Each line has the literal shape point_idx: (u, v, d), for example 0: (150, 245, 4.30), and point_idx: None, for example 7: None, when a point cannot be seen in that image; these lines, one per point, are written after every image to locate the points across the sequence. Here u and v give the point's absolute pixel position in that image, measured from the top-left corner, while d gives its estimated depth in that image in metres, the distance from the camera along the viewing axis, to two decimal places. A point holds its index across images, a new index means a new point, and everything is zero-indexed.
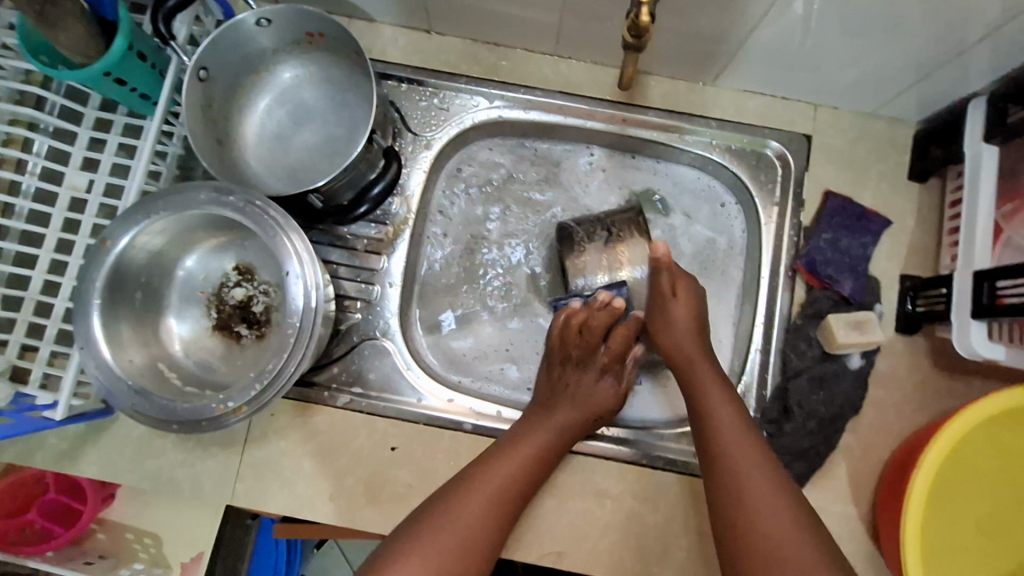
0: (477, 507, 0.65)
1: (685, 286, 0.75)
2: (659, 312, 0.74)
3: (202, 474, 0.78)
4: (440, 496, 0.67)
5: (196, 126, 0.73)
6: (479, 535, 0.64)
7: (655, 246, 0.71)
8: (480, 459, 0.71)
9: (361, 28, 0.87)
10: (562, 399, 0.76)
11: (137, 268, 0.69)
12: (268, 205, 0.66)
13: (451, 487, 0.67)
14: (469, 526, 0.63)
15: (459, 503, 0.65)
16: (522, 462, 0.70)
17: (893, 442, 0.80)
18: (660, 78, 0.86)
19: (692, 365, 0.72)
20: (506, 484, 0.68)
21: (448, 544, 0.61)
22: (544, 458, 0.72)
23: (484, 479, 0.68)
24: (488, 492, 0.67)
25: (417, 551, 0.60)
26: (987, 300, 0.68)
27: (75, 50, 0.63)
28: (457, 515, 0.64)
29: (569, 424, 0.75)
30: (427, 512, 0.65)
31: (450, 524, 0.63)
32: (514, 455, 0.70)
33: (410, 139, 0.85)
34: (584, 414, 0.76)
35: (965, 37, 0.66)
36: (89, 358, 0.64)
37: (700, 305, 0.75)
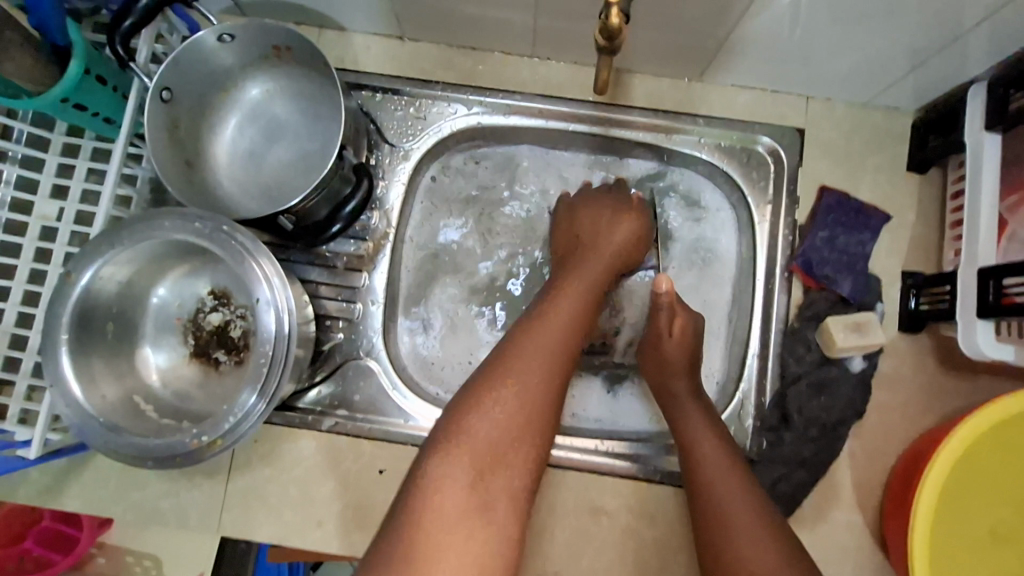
0: (545, 343, 0.59)
1: (683, 320, 0.73)
2: (654, 354, 0.74)
3: (187, 504, 0.76)
4: (498, 347, 0.59)
5: (161, 149, 0.71)
6: (544, 397, 0.56)
7: (659, 280, 0.72)
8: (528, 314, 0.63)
9: (332, 37, 0.85)
10: (585, 249, 0.72)
11: (106, 300, 0.67)
12: (234, 229, 0.64)
13: (505, 339, 0.60)
14: (536, 383, 0.56)
15: (525, 351, 0.57)
16: (575, 302, 0.65)
17: (898, 446, 0.77)
18: (643, 76, 0.83)
19: (677, 403, 0.71)
20: (559, 343, 0.60)
21: (524, 392, 0.55)
22: (584, 326, 0.64)
23: (532, 340, 0.59)
24: (550, 335, 0.60)
25: (494, 398, 0.54)
26: (992, 299, 0.65)
27: (28, 77, 0.60)
28: (512, 354, 0.57)
29: (596, 285, 0.68)
30: (486, 362, 0.58)
31: (518, 371, 0.56)
32: (557, 312, 0.62)
33: (388, 151, 0.82)
34: (611, 255, 0.72)
35: (963, 21, 0.62)
36: (59, 396, 0.62)
37: (698, 339, 0.74)
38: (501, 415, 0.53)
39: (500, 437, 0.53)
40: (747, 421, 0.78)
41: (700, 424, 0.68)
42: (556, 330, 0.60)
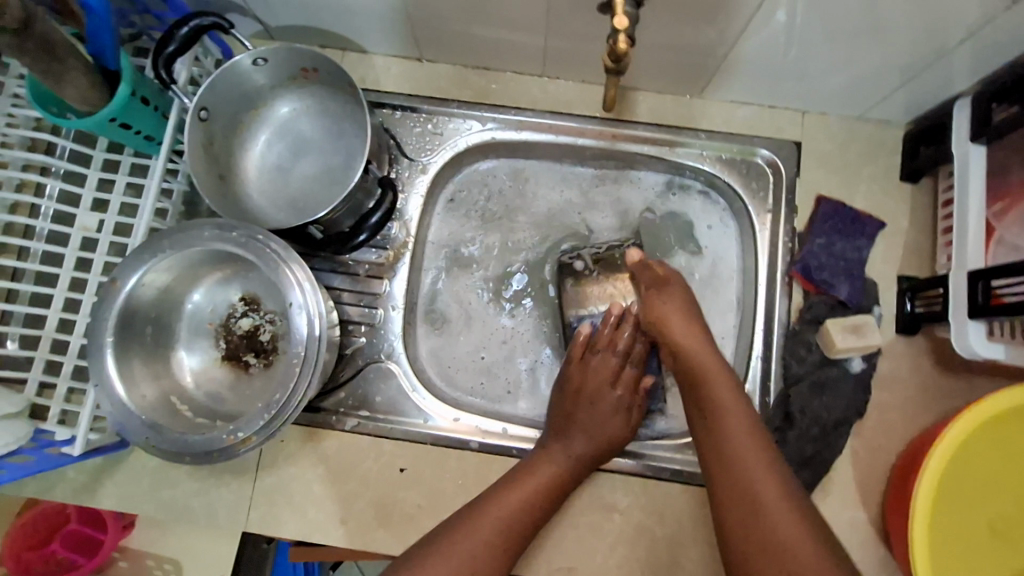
0: (513, 501, 0.70)
1: (665, 271, 0.81)
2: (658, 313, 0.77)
3: (216, 502, 0.80)
4: (477, 499, 0.71)
5: (199, 164, 0.76)
6: (515, 520, 0.69)
7: (631, 252, 0.83)
8: (506, 476, 0.74)
9: (354, 59, 0.90)
10: (575, 430, 0.77)
11: (146, 305, 0.71)
12: (269, 238, 0.68)
13: (483, 495, 0.72)
14: (507, 523, 0.69)
15: (495, 505, 0.69)
16: (549, 475, 0.74)
17: (898, 444, 0.80)
18: (647, 93, 0.88)
19: (701, 360, 0.72)
20: (521, 517, 0.70)
21: (496, 532, 0.67)
22: (562, 486, 0.74)
23: (469, 531, 0.66)
24: (512, 502, 0.70)
25: (471, 535, 0.66)
26: (982, 299, 0.68)
27: (83, 100, 0.66)
28: (483, 514, 0.68)
29: (581, 461, 0.75)
30: (467, 508, 0.70)
31: (482, 523, 0.67)
32: (528, 484, 0.72)
33: (406, 165, 0.87)
34: (598, 441, 0.77)
35: (947, 40, 0.67)
36: (103, 395, 0.67)
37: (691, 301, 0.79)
38: (480, 543, 0.66)
39: (492, 541, 0.67)
40: None
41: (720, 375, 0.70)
42: (501, 514, 0.69)
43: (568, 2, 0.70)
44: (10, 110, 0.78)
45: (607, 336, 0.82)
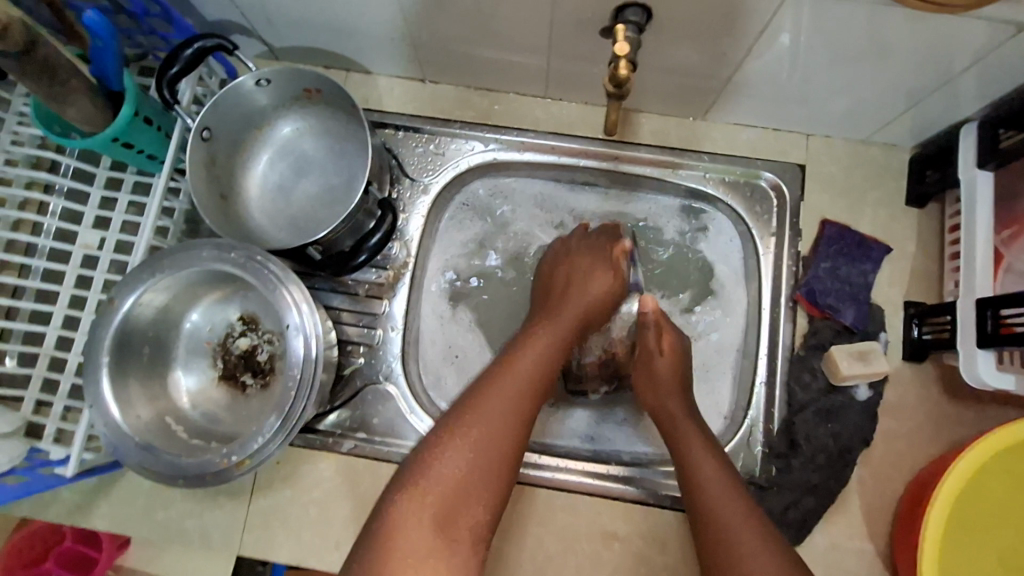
0: (498, 400, 0.60)
1: (671, 339, 0.76)
2: (647, 374, 0.75)
3: (210, 524, 0.79)
4: (456, 404, 0.61)
5: (200, 183, 0.76)
6: (504, 437, 0.59)
7: (645, 300, 0.76)
8: (478, 384, 0.63)
9: (358, 80, 0.90)
10: (565, 301, 0.73)
11: (144, 325, 0.71)
12: (268, 259, 0.68)
13: (461, 398, 0.61)
14: (501, 435, 0.59)
15: (477, 409, 0.59)
16: (528, 375, 0.63)
17: (907, 473, 0.78)
18: (650, 115, 0.88)
19: (675, 421, 0.70)
20: (513, 414, 0.60)
21: (484, 436, 0.58)
22: (541, 389, 0.64)
23: (476, 412, 0.59)
24: (507, 402, 0.60)
25: (451, 448, 0.57)
26: (991, 328, 0.67)
27: (85, 121, 0.66)
28: (466, 425, 0.58)
29: (537, 366, 0.65)
30: (447, 421, 0.59)
31: (466, 432, 0.58)
32: (515, 373, 0.63)
33: (408, 185, 0.87)
34: (573, 316, 0.71)
35: (952, 66, 0.66)
36: (98, 416, 0.66)
37: (686, 360, 0.77)
38: (457, 468, 0.56)
39: (463, 477, 0.56)
40: (755, 446, 0.80)
41: (697, 433, 0.68)
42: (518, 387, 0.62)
43: (570, 25, 0.70)
44: (15, 129, 0.79)
45: (585, 244, 0.79)
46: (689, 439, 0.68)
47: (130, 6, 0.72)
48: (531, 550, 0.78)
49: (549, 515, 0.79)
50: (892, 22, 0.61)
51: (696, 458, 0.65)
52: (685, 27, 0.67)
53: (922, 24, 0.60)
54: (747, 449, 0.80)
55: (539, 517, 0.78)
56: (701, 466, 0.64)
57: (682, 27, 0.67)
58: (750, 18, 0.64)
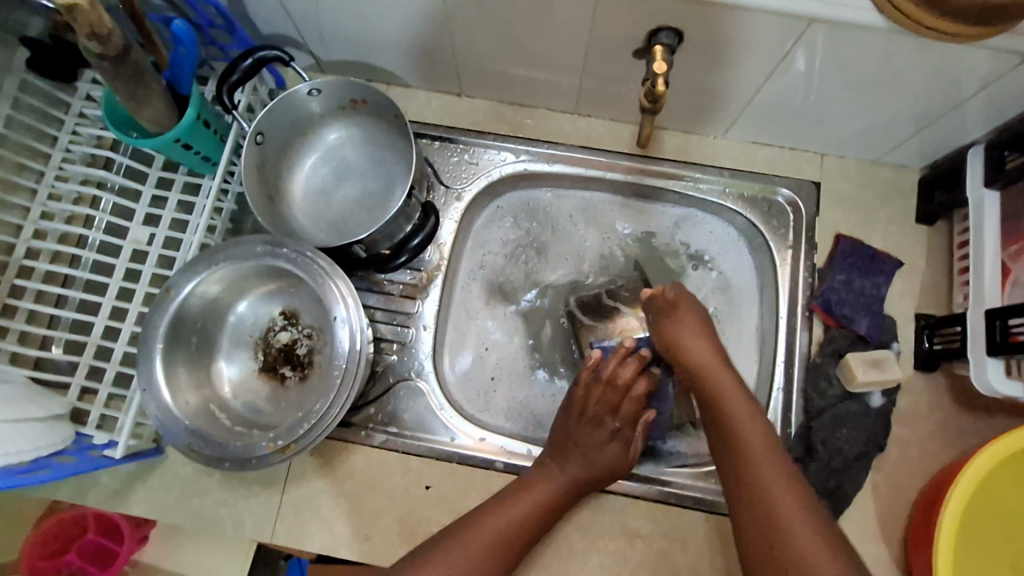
0: (485, 537, 0.68)
1: (688, 317, 0.75)
2: (676, 352, 0.74)
3: (243, 513, 0.81)
4: (471, 513, 0.71)
5: (252, 184, 0.80)
6: (505, 545, 0.69)
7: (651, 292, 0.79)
8: (502, 495, 0.73)
9: (398, 93, 0.96)
10: (576, 447, 0.75)
11: (194, 315, 0.74)
12: (317, 255, 0.72)
13: (470, 515, 0.71)
14: (498, 539, 0.69)
15: (482, 529, 0.69)
16: (542, 507, 0.73)
17: (920, 479, 0.81)
18: (673, 132, 0.93)
19: (708, 384, 0.69)
20: (519, 523, 0.71)
21: (484, 544, 0.68)
22: (556, 505, 0.74)
23: (468, 538, 0.68)
24: (519, 509, 0.71)
25: (455, 557, 0.66)
26: (1000, 338, 0.71)
27: (154, 121, 0.70)
28: (477, 529, 0.69)
29: (556, 495, 0.74)
30: (456, 525, 0.70)
31: (476, 541, 0.68)
32: (529, 496, 0.73)
33: (442, 192, 0.91)
34: (601, 409, 0.76)
35: (961, 93, 0.72)
36: (150, 400, 0.69)
37: (713, 333, 0.75)
38: (469, 554, 0.67)
39: (479, 559, 0.67)
40: None
41: (740, 403, 0.67)
42: (529, 509, 0.72)
43: (605, 46, 0.75)
44: (74, 129, 0.84)
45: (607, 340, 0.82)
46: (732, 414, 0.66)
47: (197, 18, 0.78)
48: (556, 545, 0.80)
49: (574, 511, 0.81)
50: (906, 50, 0.66)
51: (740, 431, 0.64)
52: (712, 51, 0.72)
53: (934, 53, 0.65)
54: None
55: (564, 514, 0.81)
56: (746, 441, 0.63)
57: (709, 51, 0.72)
58: (774, 42, 0.69)
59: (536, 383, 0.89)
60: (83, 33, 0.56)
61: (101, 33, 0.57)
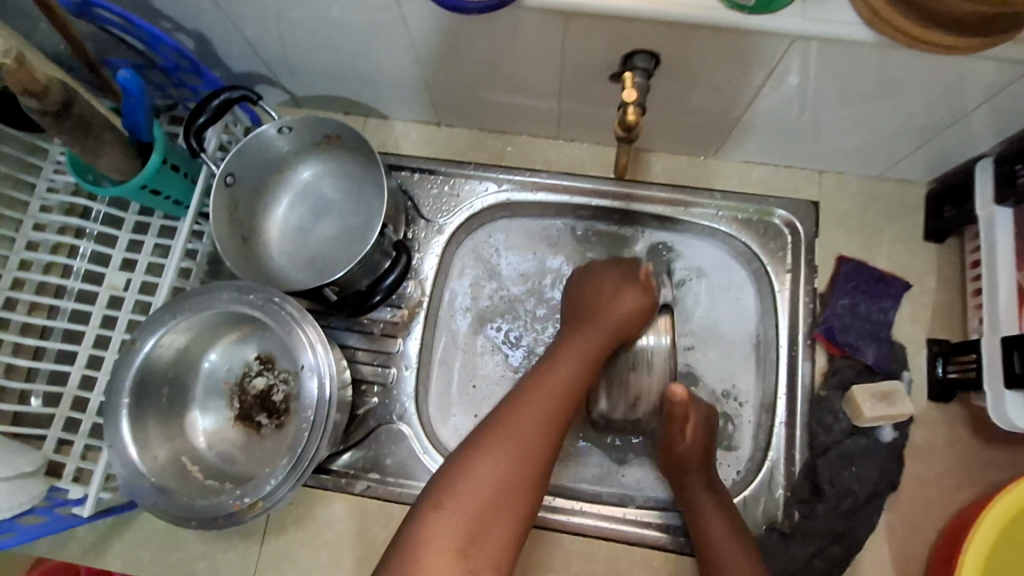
0: (511, 443, 0.58)
1: (694, 422, 0.71)
2: (670, 455, 0.72)
3: (222, 566, 0.79)
4: (465, 446, 0.59)
5: (223, 227, 0.78)
6: (531, 456, 0.58)
7: (675, 390, 0.68)
8: (503, 404, 0.62)
9: (376, 125, 0.94)
10: (571, 366, 0.66)
11: (164, 366, 0.72)
12: (284, 301, 0.70)
13: (491, 416, 0.62)
14: (515, 470, 0.57)
15: (496, 435, 0.58)
16: (576, 369, 0.66)
17: (939, 521, 0.75)
18: (661, 154, 0.89)
19: (689, 489, 0.72)
20: (533, 423, 0.60)
21: (503, 469, 0.57)
22: (560, 420, 0.61)
23: (500, 434, 0.58)
24: (557, 383, 0.63)
25: (486, 450, 0.57)
26: (1019, 368, 0.65)
27: (115, 170, 0.69)
28: (520, 410, 0.61)
29: (565, 397, 0.63)
30: (495, 414, 0.61)
31: (487, 459, 0.57)
32: (545, 388, 0.63)
33: (423, 226, 0.88)
34: (615, 323, 0.70)
35: (967, 103, 0.66)
36: (116, 456, 0.67)
37: (711, 429, 0.73)
38: (493, 469, 0.57)
39: (487, 493, 0.56)
40: (777, 491, 0.76)
41: (711, 501, 0.71)
42: (551, 396, 0.62)
43: (580, 71, 0.72)
44: (52, 176, 0.83)
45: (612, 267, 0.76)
46: (701, 505, 0.71)
47: (162, 61, 0.76)
48: None
49: (566, 561, 0.77)
50: (902, 63, 0.61)
51: (705, 518, 0.70)
52: (691, 71, 0.69)
53: (935, 65, 0.60)
54: (768, 493, 0.76)
55: (554, 565, 0.77)
56: (710, 532, 0.69)
57: (688, 70, 0.69)
58: (757, 62, 0.65)
59: None
60: (18, 91, 0.56)
61: (35, 89, 0.56)
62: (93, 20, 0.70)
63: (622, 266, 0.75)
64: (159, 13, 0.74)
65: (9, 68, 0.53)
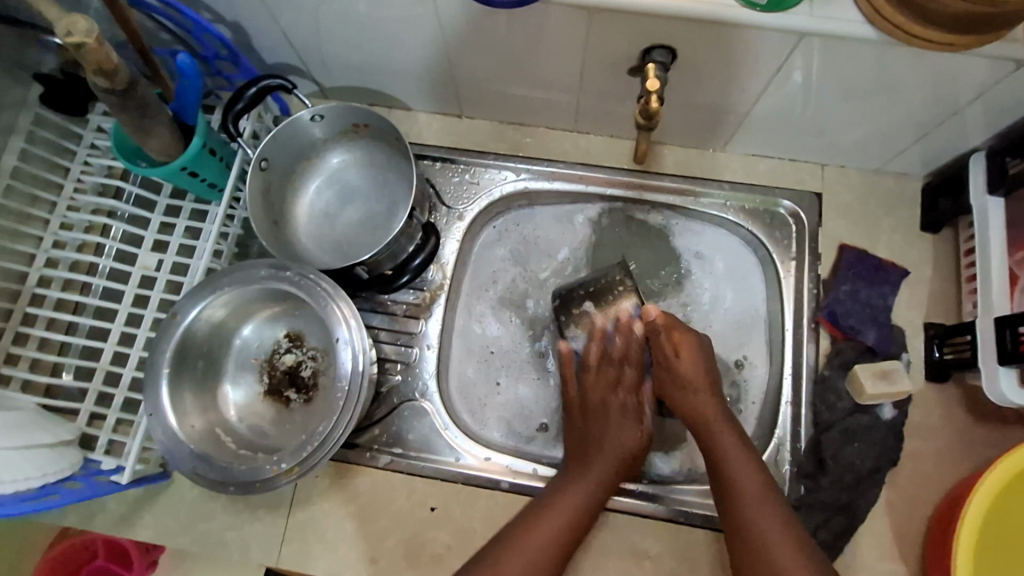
0: (534, 544, 0.67)
1: (689, 345, 0.77)
2: (670, 376, 0.77)
3: (249, 537, 0.81)
4: (507, 530, 0.70)
5: (256, 210, 0.81)
6: (551, 546, 0.68)
7: (648, 310, 0.76)
8: (538, 506, 0.72)
9: (398, 116, 0.98)
10: (593, 452, 0.76)
11: (201, 339, 0.75)
12: (320, 277, 0.73)
13: (517, 520, 0.71)
14: (547, 542, 0.68)
15: (527, 536, 0.68)
16: (588, 490, 0.72)
17: (936, 494, 0.79)
18: (672, 147, 0.93)
19: (708, 422, 0.73)
20: (551, 540, 0.68)
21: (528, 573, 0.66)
22: (583, 516, 0.71)
23: (529, 535, 0.68)
24: (575, 497, 0.72)
25: (516, 552, 0.67)
26: (1011, 346, 0.70)
27: (161, 151, 0.72)
28: (539, 525, 0.69)
29: (584, 508, 0.71)
30: (531, 509, 0.72)
31: (518, 551, 0.67)
32: (552, 514, 0.70)
33: (444, 212, 0.92)
34: (612, 458, 0.75)
35: (962, 98, 0.71)
36: (156, 424, 0.70)
37: (709, 358, 0.78)
38: (525, 556, 0.66)
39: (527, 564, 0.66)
40: (784, 466, 0.80)
41: (731, 434, 0.72)
42: (568, 514, 0.70)
43: (600, 65, 0.77)
44: (87, 159, 0.86)
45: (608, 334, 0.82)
46: (722, 440, 0.71)
47: (203, 50, 0.80)
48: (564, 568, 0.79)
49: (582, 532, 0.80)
50: (904, 60, 0.66)
51: (736, 466, 0.69)
52: (705, 66, 0.73)
53: (933, 62, 0.65)
54: (775, 468, 0.80)
55: None
56: (729, 458, 0.70)
57: (701, 65, 0.73)
58: (767, 58, 0.69)
59: (539, 399, 0.88)
60: (91, 70, 0.59)
61: (108, 69, 0.59)
62: (142, 9, 0.73)
63: (612, 311, 0.83)
64: (199, 4, 0.77)
65: (89, 47, 0.56)
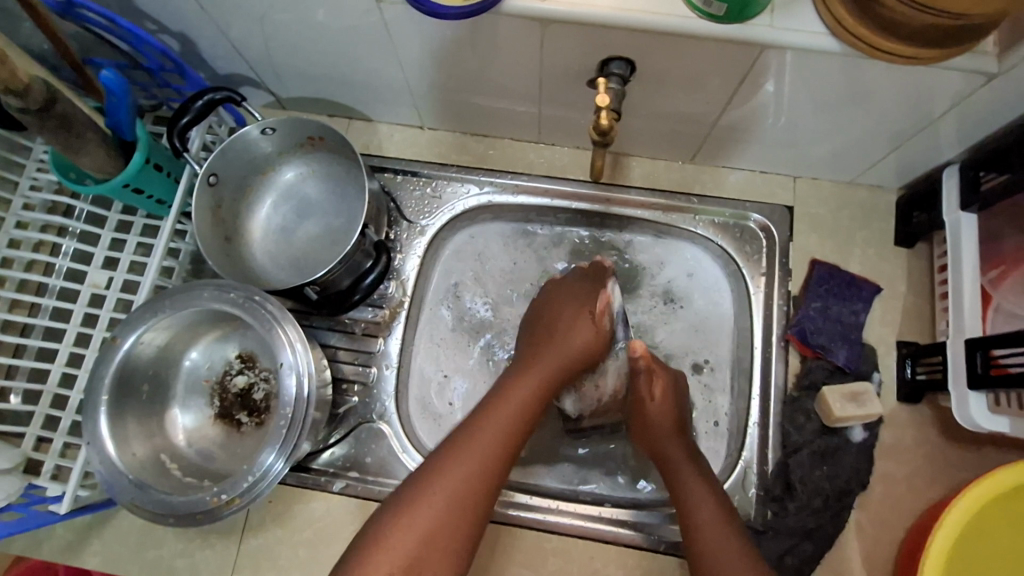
0: (455, 474, 0.61)
1: (662, 384, 0.75)
2: (638, 418, 0.75)
3: (200, 564, 0.79)
4: (396, 502, 0.60)
5: (206, 227, 0.79)
6: (476, 484, 0.61)
7: (634, 345, 0.75)
8: (471, 417, 0.66)
9: (360, 127, 0.95)
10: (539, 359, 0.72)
11: (145, 364, 0.73)
12: (265, 299, 0.71)
13: (429, 459, 0.63)
14: (451, 498, 0.60)
15: (428, 491, 0.60)
16: (517, 411, 0.66)
17: (906, 519, 0.77)
18: (640, 158, 0.91)
19: (673, 465, 0.71)
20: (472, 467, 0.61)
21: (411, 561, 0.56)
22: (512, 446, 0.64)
23: (448, 457, 0.62)
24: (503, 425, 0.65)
25: (423, 502, 0.59)
26: (982, 369, 0.67)
27: (97, 168, 0.69)
28: (457, 455, 0.62)
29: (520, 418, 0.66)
30: (436, 457, 0.63)
31: (436, 483, 0.60)
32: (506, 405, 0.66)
33: (405, 227, 0.89)
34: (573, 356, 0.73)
35: (934, 110, 0.68)
36: (94, 453, 0.68)
37: (680, 397, 0.77)
38: (422, 529, 0.58)
39: (430, 534, 0.58)
40: (751, 489, 0.78)
41: (695, 474, 0.69)
42: (508, 415, 0.66)
43: (558, 76, 0.74)
44: (35, 174, 0.83)
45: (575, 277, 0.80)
46: (686, 478, 0.69)
47: (147, 62, 0.77)
48: None
49: (543, 558, 0.78)
50: (870, 71, 0.63)
51: (695, 500, 0.67)
52: (664, 77, 0.70)
53: (901, 75, 0.62)
54: (742, 492, 0.78)
55: (531, 563, 0.78)
56: (697, 505, 0.66)
57: (661, 76, 0.70)
58: (729, 69, 0.66)
59: None
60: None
61: (17, 88, 0.58)
62: (76, 19, 0.70)
63: (588, 278, 0.79)
64: (143, 14, 0.75)
65: None
